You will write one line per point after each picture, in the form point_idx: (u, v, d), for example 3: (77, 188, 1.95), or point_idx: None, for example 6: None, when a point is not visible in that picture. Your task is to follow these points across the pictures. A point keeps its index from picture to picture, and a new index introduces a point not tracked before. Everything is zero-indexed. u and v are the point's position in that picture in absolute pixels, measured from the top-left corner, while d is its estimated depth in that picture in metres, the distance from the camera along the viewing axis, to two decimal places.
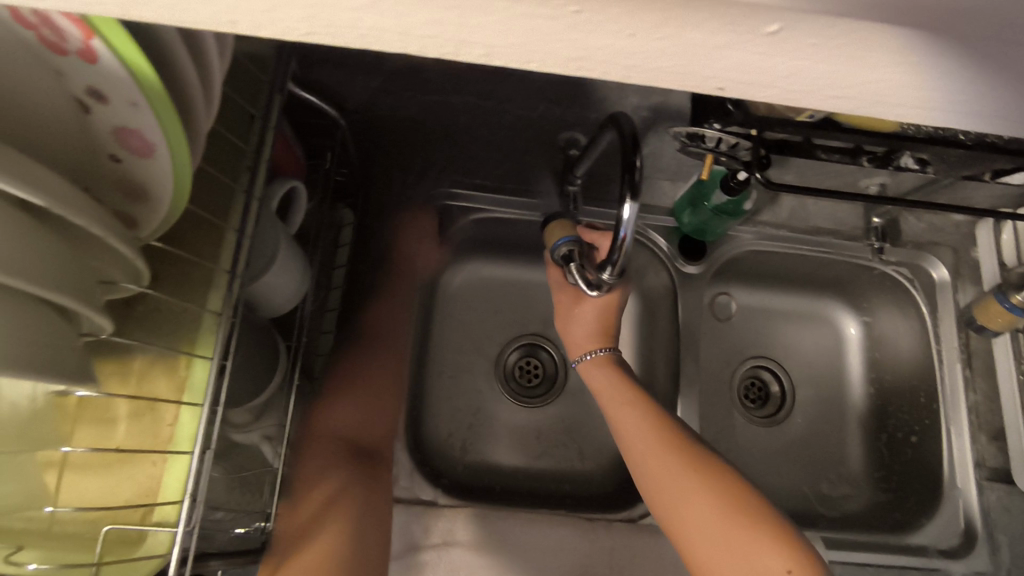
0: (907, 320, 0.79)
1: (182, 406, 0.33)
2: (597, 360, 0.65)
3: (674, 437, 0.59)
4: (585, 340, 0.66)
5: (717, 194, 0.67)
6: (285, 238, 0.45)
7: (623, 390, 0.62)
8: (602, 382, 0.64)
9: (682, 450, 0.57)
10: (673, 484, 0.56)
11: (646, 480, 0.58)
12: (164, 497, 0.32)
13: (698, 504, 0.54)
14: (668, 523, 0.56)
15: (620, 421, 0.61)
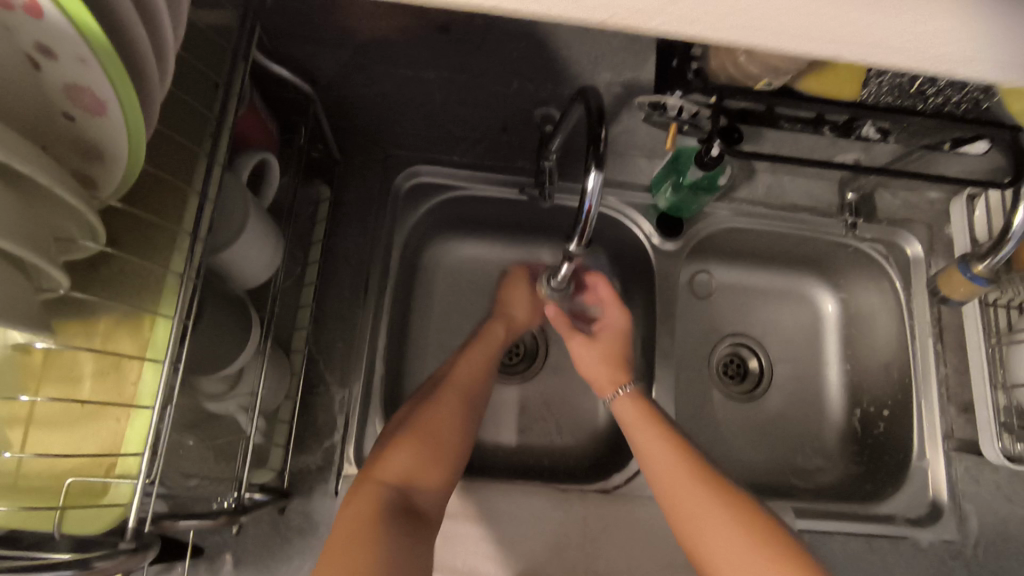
0: (882, 295, 0.80)
1: (145, 363, 0.33)
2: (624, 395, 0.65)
3: (712, 476, 0.56)
4: (612, 375, 0.68)
5: (693, 171, 0.68)
6: (253, 207, 0.45)
7: (656, 425, 0.61)
8: (631, 411, 0.64)
9: (720, 491, 0.55)
10: (711, 529, 0.53)
11: (679, 520, 0.56)
12: (125, 451, 0.31)
13: (739, 552, 0.51)
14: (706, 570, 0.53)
15: (650, 452, 0.60)
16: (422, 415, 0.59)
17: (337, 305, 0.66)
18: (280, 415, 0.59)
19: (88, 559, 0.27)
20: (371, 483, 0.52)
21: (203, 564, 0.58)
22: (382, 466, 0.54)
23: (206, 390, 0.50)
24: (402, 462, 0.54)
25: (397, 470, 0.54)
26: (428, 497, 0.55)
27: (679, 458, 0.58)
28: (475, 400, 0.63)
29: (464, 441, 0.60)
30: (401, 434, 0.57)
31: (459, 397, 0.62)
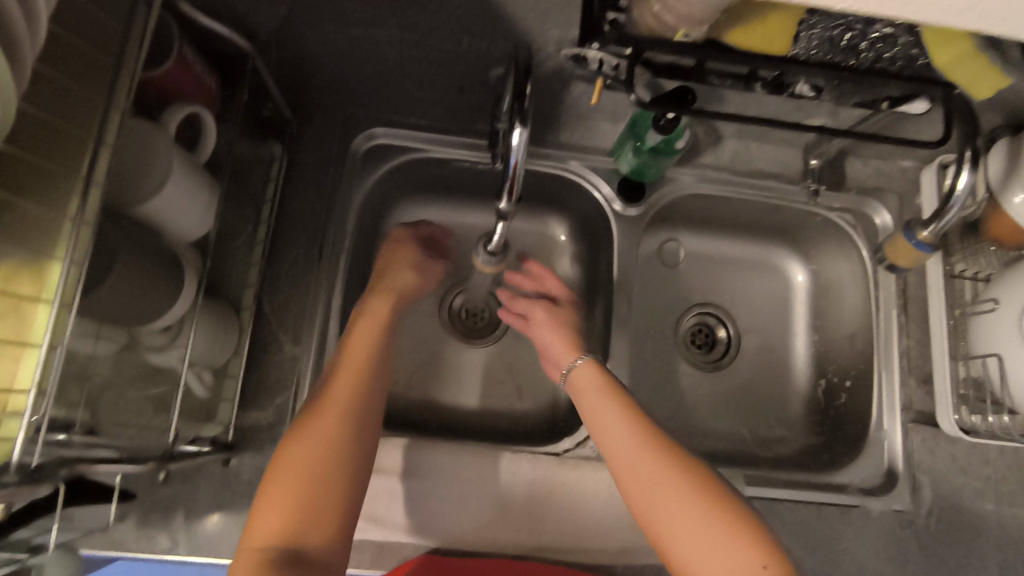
0: (850, 266, 0.79)
1: (40, 303, 0.33)
2: (582, 365, 0.65)
3: (654, 433, 0.58)
4: (567, 353, 0.68)
5: (650, 135, 0.67)
6: (179, 160, 0.45)
7: (607, 390, 0.62)
8: (589, 394, 0.63)
9: (659, 444, 0.56)
10: (651, 479, 0.54)
11: (625, 474, 0.56)
12: (17, 387, 0.32)
13: (676, 498, 0.53)
14: (646, 519, 0.54)
15: (599, 416, 0.60)
16: (291, 457, 0.50)
17: (292, 264, 0.66)
18: (230, 370, 0.61)
19: None
20: (249, 552, 0.46)
21: (156, 514, 0.60)
22: (257, 524, 0.48)
23: (149, 343, 0.52)
24: (274, 522, 0.47)
25: (277, 523, 0.47)
26: (320, 533, 0.48)
27: (627, 417, 0.59)
28: (359, 426, 0.54)
29: (333, 490, 0.50)
30: (272, 487, 0.49)
31: (330, 444, 0.51)
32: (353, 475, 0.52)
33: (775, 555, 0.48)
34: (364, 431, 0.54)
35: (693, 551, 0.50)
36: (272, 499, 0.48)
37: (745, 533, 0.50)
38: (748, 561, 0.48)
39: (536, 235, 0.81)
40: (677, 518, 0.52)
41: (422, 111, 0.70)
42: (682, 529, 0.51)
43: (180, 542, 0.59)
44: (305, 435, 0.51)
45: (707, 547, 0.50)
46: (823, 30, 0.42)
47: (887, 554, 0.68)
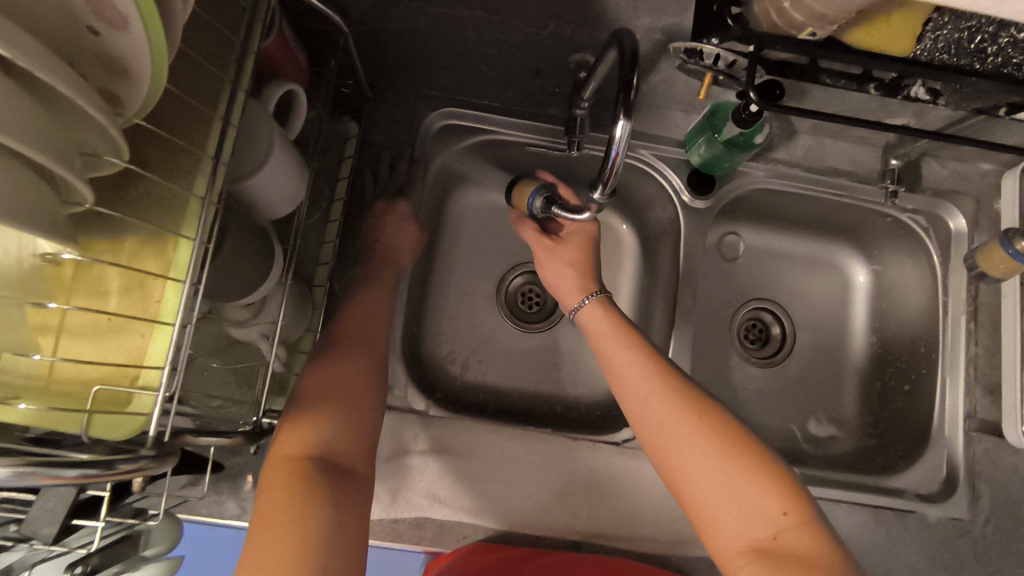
0: (918, 270, 0.77)
1: (168, 282, 0.34)
2: (590, 307, 0.61)
3: (671, 373, 0.55)
4: (574, 291, 0.64)
5: (729, 127, 0.66)
6: (281, 139, 0.46)
7: (619, 328, 0.59)
8: (601, 325, 0.60)
9: (675, 384, 0.54)
10: (669, 420, 0.52)
11: (640, 404, 0.54)
12: (148, 362, 0.33)
13: (694, 439, 0.51)
14: (660, 457, 0.52)
15: (609, 354, 0.58)
16: (315, 375, 0.53)
17: (363, 242, 0.67)
18: (301, 345, 0.61)
19: (111, 461, 0.29)
20: (281, 457, 0.47)
21: (226, 481, 0.60)
22: (286, 437, 0.49)
23: (231, 316, 0.52)
24: (305, 430, 0.49)
25: (307, 437, 0.49)
26: (348, 449, 0.51)
27: (644, 352, 0.57)
28: (375, 368, 0.56)
29: (355, 425, 0.52)
30: (298, 407, 0.51)
31: (354, 380, 0.54)
32: (373, 405, 0.54)
33: (796, 502, 0.48)
34: (375, 377, 0.56)
35: (710, 492, 0.49)
36: (302, 410, 0.50)
37: (766, 478, 0.49)
38: (768, 505, 0.48)
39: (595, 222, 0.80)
40: (694, 459, 0.50)
41: (494, 94, 0.71)
42: (699, 473, 0.50)
43: (248, 510, 0.61)
44: (328, 370, 0.53)
45: (725, 490, 0.49)
46: (951, 31, 0.41)
47: (940, 562, 0.68)
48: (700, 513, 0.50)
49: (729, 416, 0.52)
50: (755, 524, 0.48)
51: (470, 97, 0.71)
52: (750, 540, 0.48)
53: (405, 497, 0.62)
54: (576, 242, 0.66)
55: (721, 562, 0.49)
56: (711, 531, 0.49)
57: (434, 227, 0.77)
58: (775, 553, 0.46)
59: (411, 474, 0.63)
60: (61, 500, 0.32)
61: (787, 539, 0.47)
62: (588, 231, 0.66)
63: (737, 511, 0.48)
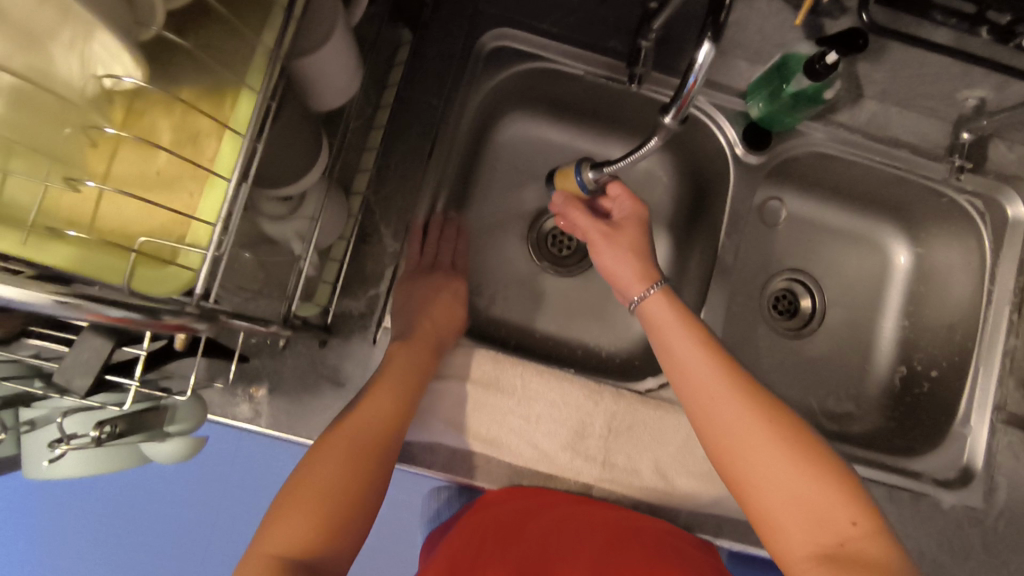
0: (965, 255, 0.75)
1: (226, 134, 0.32)
2: (654, 296, 0.59)
3: (737, 370, 0.53)
4: (633, 279, 0.62)
5: (799, 78, 0.63)
6: (343, 22, 0.42)
7: (684, 320, 0.57)
8: (665, 315, 0.58)
9: (740, 379, 0.52)
10: (734, 420, 0.50)
11: (701, 405, 0.52)
12: (198, 218, 0.31)
13: (760, 442, 0.48)
14: (722, 457, 0.50)
15: (673, 346, 0.56)
16: (308, 460, 0.49)
17: (403, 156, 0.64)
18: (333, 253, 0.59)
19: (156, 310, 0.28)
20: (260, 560, 0.43)
21: (242, 383, 0.59)
22: (269, 538, 0.45)
23: (268, 212, 0.50)
24: (280, 537, 0.44)
25: (287, 543, 0.44)
26: (330, 552, 0.45)
27: (709, 347, 0.54)
28: (385, 445, 0.52)
29: (345, 523, 0.47)
30: (289, 504, 0.46)
31: (350, 454, 0.49)
32: (376, 487, 0.50)
33: (865, 511, 0.45)
34: (376, 475, 0.50)
35: (774, 493, 0.47)
36: (280, 514, 0.46)
37: (834, 483, 0.46)
38: (836, 513, 0.45)
39: (638, 170, 0.78)
40: (757, 457, 0.48)
41: (555, 18, 0.68)
42: (762, 472, 0.48)
43: (261, 414, 0.59)
44: (320, 456, 0.49)
45: (789, 491, 0.47)
46: None
47: (949, 547, 0.66)
48: (762, 514, 0.48)
49: (797, 420, 0.50)
50: (822, 531, 0.45)
51: (529, 19, 0.68)
52: (815, 545, 0.45)
53: (422, 420, 0.61)
54: (631, 225, 0.64)
55: (785, 567, 0.46)
56: (774, 534, 0.47)
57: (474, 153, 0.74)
58: (843, 559, 0.43)
59: (431, 397, 0.62)
60: (96, 353, 0.30)
61: (855, 546, 0.44)
62: (642, 216, 0.65)
63: (803, 517, 0.46)
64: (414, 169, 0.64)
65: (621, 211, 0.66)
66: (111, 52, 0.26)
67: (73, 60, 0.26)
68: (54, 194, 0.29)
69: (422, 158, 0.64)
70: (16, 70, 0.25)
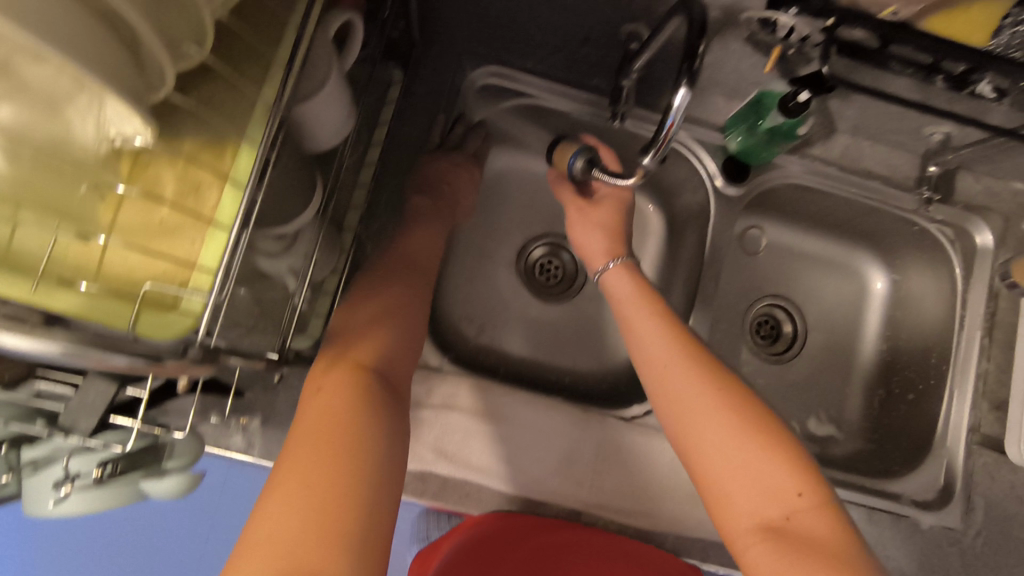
0: (937, 281, 0.78)
1: (227, 186, 0.34)
2: (614, 273, 0.62)
3: (692, 346, 0.55)
4: (600, 252, 0.65)
5: (773, 115, 0.66)
6: (337, 71, 0.45)
7: (644, 295, 0.59)
8: (627, 291, 0.60)
9: (695, 355, 0.54)
10: (687, 395, 0.52)
11: (658, 379, 0.54)
12: (200, 266, 0.33)
13: (711, 415, 0.50)
14: (678, 429, 0.52)
15: (634, 319, 0.58)
16: (373, 297, 0.56)
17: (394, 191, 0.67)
18: (325, 287, 0.60)
19: (157, 355, 0.29)
20: (348, 359, 0.49)
21: (236, 415, 0.60)
22: (346, 348, 0.50)
23: (263, 249, 0.51)
24: (365, 345, 0.51)
25: (366, 352, 0.51)
26: (396, 374, 0.53)
27: (667, 324, 0.56)
28: (425, 306, 0.60)
29: (400, 353, 0.54)
30: (354, 328, 0.53)
31: (405, 304, 0.57)
32: (416, 342, 0.57)
33: (810, 483, 0.47)
34: (416, 318, 0.58)
35: (722, 464, 0.48)
36: (360, 330, 0.52)
37: (783, 456, 0.48)
38: (782, 484, 0.46)
39: None
40: (710, 429, 0.50)
41: (539, 58, 0.70)
42: (714, 444, 0.49)
43: (254, 445, 0.60)
44: (389, 298, 0.56)
45: (739, 464, 0.48)
46: None
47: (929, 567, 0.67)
48: (713, 486, 0.49)
49: (750, 393, 0.52)
50: (767, 501, 0.46)
51: (516, 58, 0.70)
52: (760, 516, 0.46)
53: (412, 449, 0.62)
54: (609, 204, 0.66)
55: (731, 538, 0.48)
56: (722, 502, 0.48)
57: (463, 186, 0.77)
58: (787, 533, 0.45)
59: (421, 425, 0.63)
60: (99, 396, 0.32)
61: (799, 521, 0.45)
62: (622, 199, 0.67)
63: (750, 487, 0.47)
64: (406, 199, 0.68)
65: (605, 188, 0.67)
66: (122, 115, 0.28)
67: (89, 123, 0.28)
68: (63, 245, 0.31)
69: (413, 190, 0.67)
70: (37, 137, 0.28)
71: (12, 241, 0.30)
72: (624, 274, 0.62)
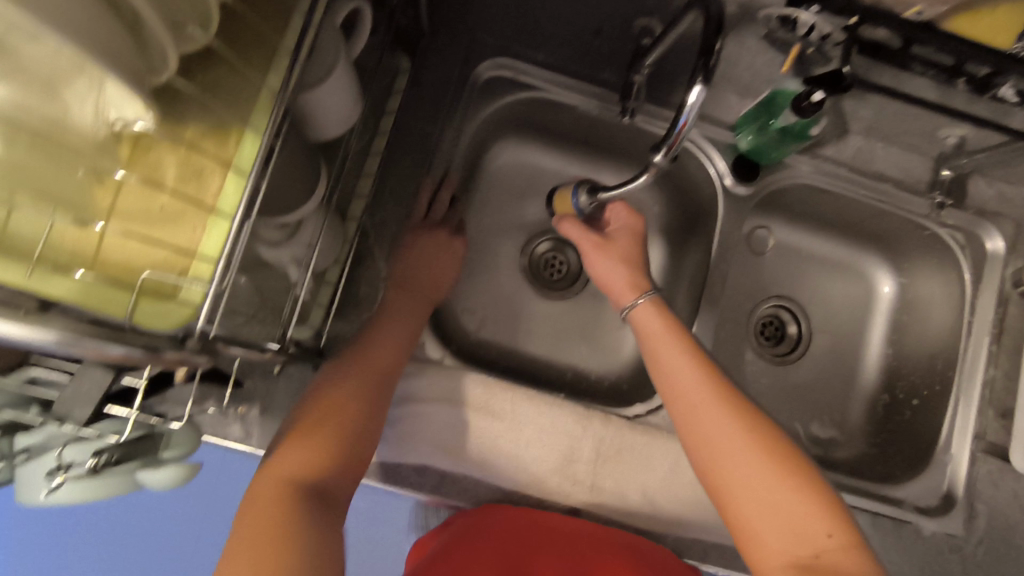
0: (946, 286, 0.77)
1: (229, 174, 0.34)
2: (643, 306, 0.60)
3: (722, 383, 0.54)
4: (625, 288, 0.63)
5: (786, 114, 0.65)
6: (344, 59, 0.44)
7: (672, 330, 0.58)
8: (653, 325, 0.59)
9: (726, 392, 0.53)
10: (718, 434, 0.51)
11: (687, 417, 0.53)
12: (201, 254, 0.33)
13: (744, 455, 0.49)
14: (705, 466, 0.51)
15: (660, 352, 0.57)
16: (313, 396, 0.50)
17: (398, 182, 0.65)
18: (328, 277, 0.60)
19: (157, 346, 0.28)
20: (273, 480, 0.44)
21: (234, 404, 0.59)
22: (280, 458, 0.45)
23: (266, 237, 0.51)
24: (294, 460, 0.45)
25: (302, 466, 0.45)
26: (339, 480, 0.47)
27: (696, 361, 0.55)
28: (379, 390, 0.54)
29: (347, 450, 0.49)
30: (295, 431, 0.47)
31: (349, 394, 0.51)
32: (370, 429, 0.51)
33: (841, 523, 0.46)
34: (378, 418, 0.52)
35: (753, 504, 0.48)
36: (291, 439, 0.47)
37: (811, 496, 0.47)
38: (812, 524, 0.46)
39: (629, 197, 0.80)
40: (738, 467, 0.49)
41: (549, 51, 0.70)
42: (743, 483, 0.49)
43: (252, 434, 0.59)
44: (331, 394, 0.50)
45: (768, 503, 0.47)
46: None
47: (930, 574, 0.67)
48: (740, 524, 0.48)
49: (779, 433, 0.51)
50: (798, 542, 0.46)
51: (525, 50, 0.69)
52: (791, 555, 0.45)
53: (412, 442, 0.62)
54: (625, 237, 0.66)
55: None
56: (751, 543, 0.48)
57: (469, 178, 0.76)
58: (820, 571, 0.44)
59: (423, 420, 0.62)
60: (96, 384, 0.31)
61: (831, 559, 0.45)
62: (635, 227, 0.67)
63: (781, 527, 0.47)
64: (410, 194, 0.66)
65: (615, 222, 0.68)
66: (122, 96, 0.28)
67: (90, 107, 0.27)
68: (59, 230, 0.30)
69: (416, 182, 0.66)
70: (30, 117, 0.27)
71: (7, 224, 0.29)
72: (651, 307, 0.60)
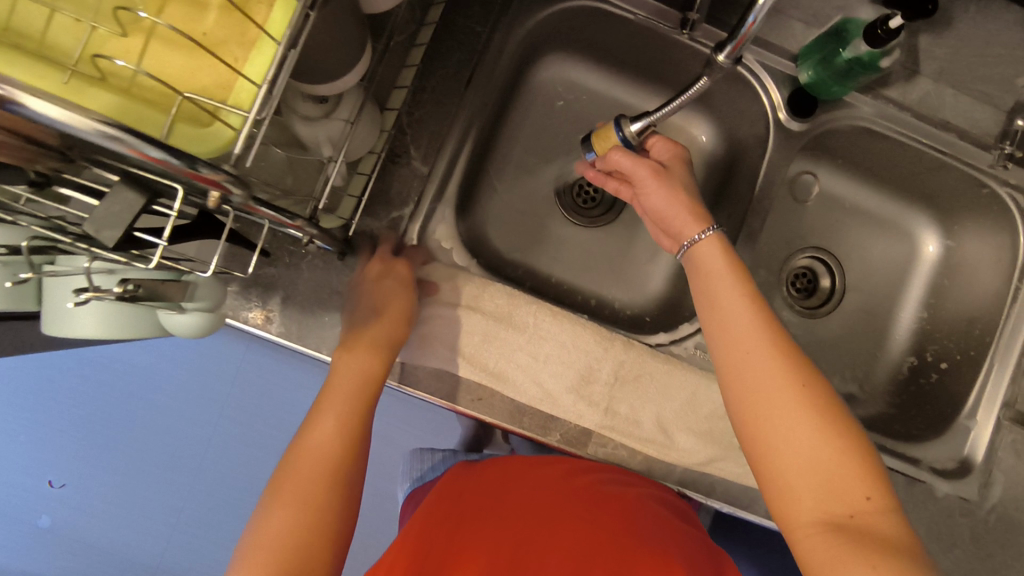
0: (995, 251, 0.73)
1: (278, 3, 0.32)
2: (708, 241, 0.55)
3: (779, 331, 0.50)
4: (684, 221, 0.58)
5: (858, 43, 0.62)
6: None
7: (734, 269, 0.54)
8: (714, 263, 0.55)
9: (782, 340, 0.49)
10: (767, 381, 0.48)
11: (736, 362, 0.50)
12: (243, 82, 0.31)
13: (790, 405, 0.46)
14: (747, 409, 0.48)
15: (717, 292, 0.53)
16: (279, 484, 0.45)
17: (440, 82, 0.63)
18: (362, 166, 0.59)
19: (194, 160, 0.28)
20: None
21: (256, 289, 0.58)
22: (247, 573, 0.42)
23: (302, 111, 0.50)
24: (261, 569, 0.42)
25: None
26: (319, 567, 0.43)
27: (754, 307, 0.51)
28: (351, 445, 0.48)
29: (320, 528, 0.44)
30: (264, 530, 0.43)
31: (313, 465, 0.46)
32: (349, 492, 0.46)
33: (879, 486, 0.44)
34: (339, 508, 0.45)
35: (793, 457, 0.45)
36: (258, 545, 0.43)
37: (857, 454, 0.45)
38: (852, 485, 0.44)
39: (675, 126, 0.77)
40: (783, 416, 0.46)
41: None
42: (785, 433, 0.46)
43: (273, 321, 0.58)
44: (291, 480, 0.45)
45: (809, 458, 0.45)
46: None
47: (938, 534, 0.66)
48: (772, 471, 0.46)
49: (833, 391, 0.48)
50: (834, 499, 0.44)
51: None
52: (824, 513, 0.44)
53: (430, 345, 0.61)
54: (677, 164, 0.62)
55: (787, 527, 0.46)
56: (783, 495, 0.46)
57: (512, 89, 0.73)
58: (851, 530, 0.42)
59: (443, 322, 0.62)
60: (127, 207, 0.30)
61: (865, 519, 0.43)
62: (682, 157, 0.63)
63: (818, 485, 0.44)
64: (448, 92, 0.63)
65: (662, 153, 0.63)
66: None
67: None
68: (100, 37, 0.30)
69: (457, 80, 0.63)
70: None
71: (46, 33, 0.29)
72: (716, 244, 0.55)
